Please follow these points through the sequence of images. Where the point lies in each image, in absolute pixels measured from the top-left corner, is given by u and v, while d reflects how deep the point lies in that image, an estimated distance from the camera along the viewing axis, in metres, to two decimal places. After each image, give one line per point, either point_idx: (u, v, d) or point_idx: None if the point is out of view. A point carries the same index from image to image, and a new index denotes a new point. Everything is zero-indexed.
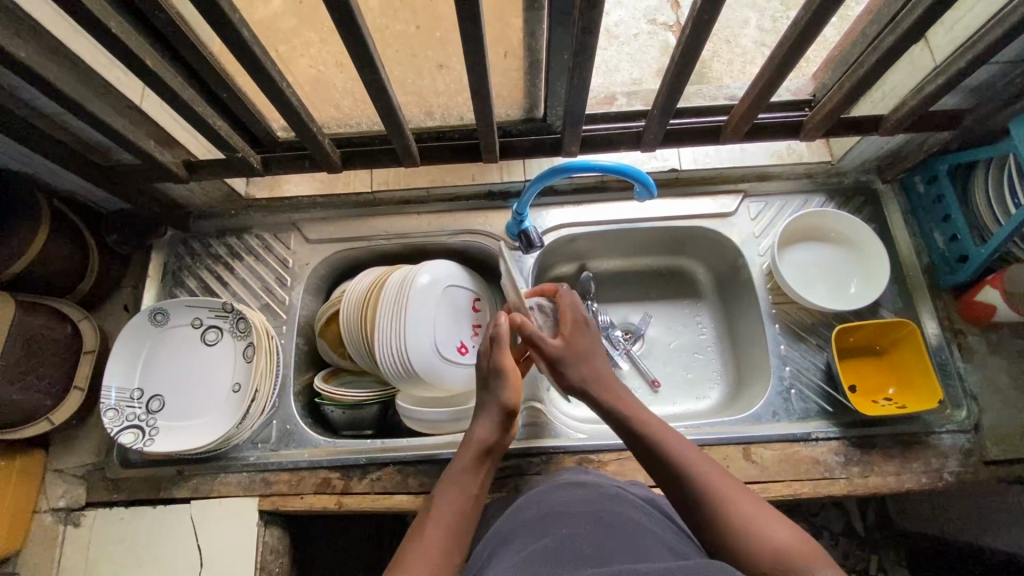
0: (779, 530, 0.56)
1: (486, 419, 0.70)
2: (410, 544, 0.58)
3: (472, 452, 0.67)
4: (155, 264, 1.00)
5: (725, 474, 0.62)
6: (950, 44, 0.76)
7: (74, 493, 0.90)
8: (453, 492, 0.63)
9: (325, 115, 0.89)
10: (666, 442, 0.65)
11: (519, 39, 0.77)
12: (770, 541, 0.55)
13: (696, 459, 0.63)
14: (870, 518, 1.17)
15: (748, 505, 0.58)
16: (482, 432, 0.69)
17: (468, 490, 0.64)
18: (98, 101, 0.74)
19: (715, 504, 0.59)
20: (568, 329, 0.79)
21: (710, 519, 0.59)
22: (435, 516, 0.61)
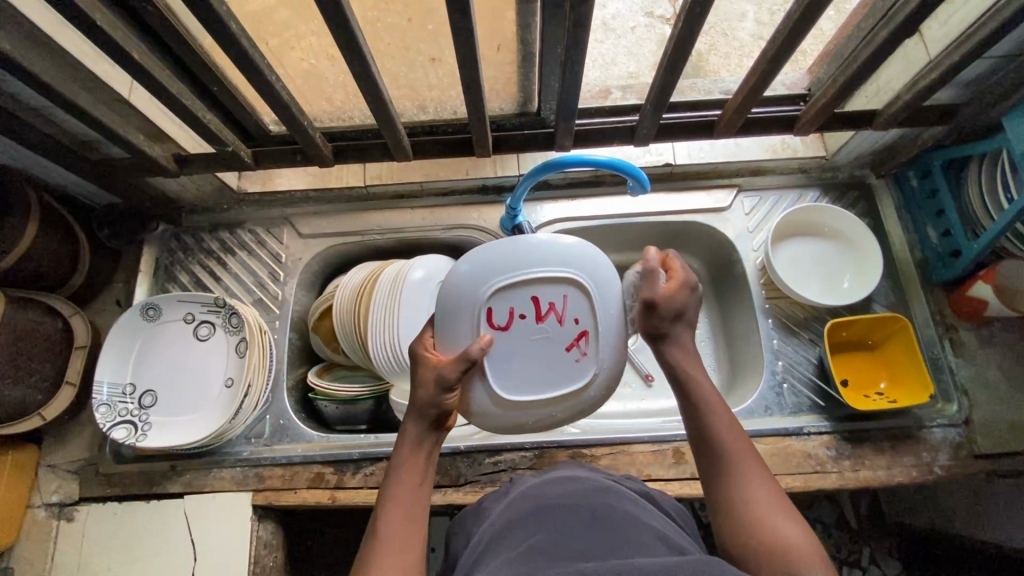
0: (785, 526, 0.54)
1: (415, 413, 0.62)
2: (369, 553, 0.54)
3: (408, 448, 0.61)
4: (147, 259, 1.00)
5: (759, 462, 0.59)
6: (945, 38, 0.75)
7: (67, 488, 0.91)
8: (395, 496, 0.58)
9: (317, 108, 0.88)
10: (712, 413, 0.62)
11: (513, 32, 0.77)
12: (773, 536, 0.53)
13: (735, 439, 0.60)
14: (862, 511, 1.16)
15: (768, 497, 0.56)
16: (413, 426, 0.61)
17: (415, 492, 0.59)
18: (86, 96, 0.73)
19: (736, 486, 0.58)
20: (676, 287, 0.64)
21: (726, 497, 0.58)
22: (387, 519, 0.57)
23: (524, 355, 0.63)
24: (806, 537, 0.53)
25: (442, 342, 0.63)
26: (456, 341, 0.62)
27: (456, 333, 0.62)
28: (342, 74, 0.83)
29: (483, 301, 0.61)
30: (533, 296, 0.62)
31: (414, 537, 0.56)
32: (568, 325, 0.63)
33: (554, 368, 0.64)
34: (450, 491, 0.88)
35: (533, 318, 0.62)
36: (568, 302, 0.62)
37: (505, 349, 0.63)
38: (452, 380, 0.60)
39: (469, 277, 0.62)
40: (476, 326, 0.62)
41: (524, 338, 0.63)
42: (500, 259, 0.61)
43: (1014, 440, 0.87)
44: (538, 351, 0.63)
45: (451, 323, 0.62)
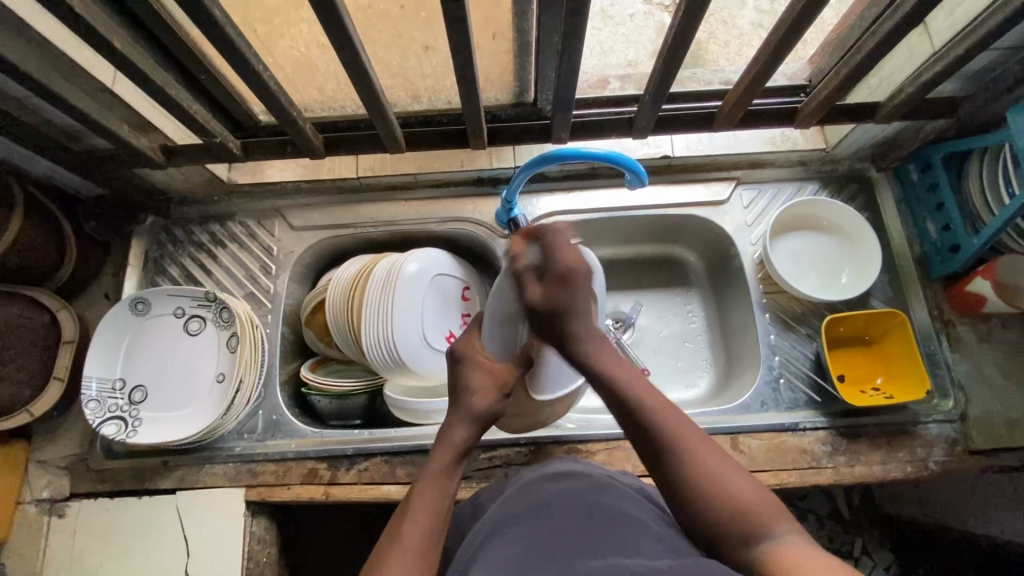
0: (739, 483, 0.53)
1: (465, 420, 0.62)
2: (387, 553, 0.52)
3: (447, 454, 0.60)
4: (136, 251, 0.98)
5: (692, 425, 0.58)
6: (950, 29, 0.74)
7: (58, 484, 0.90)
8: (427, 499, 0.56)
9: (307, 98, 0.86)
10: (631, 387, 0.60)
11: (509, 20, 0.74)
12: (732, 497, 0.52)
13: (661, 410, 0.58)
14: (855, 503, 1.16)
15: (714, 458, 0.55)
16: (458, 433, 0.62)
17: (439, 500, 0.57)
18: (67, 84, 0.71)
19: (679, 463, 0.55)
20: (546, 288, 0.62)
21: (674, 475, 0.55)
22: (412, 520, 0.54)
23: (547, 354, 0.76)
24: (759, 489, 0.53)
25: (494, 345, 0.70)
26: (507, 345, 0.70)
27: (506, 334, 0.70)
28: (334, 64, 0.80)
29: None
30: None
31: (435, 545, 0.54)
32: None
33: (568, 368, 0.78)
34: None
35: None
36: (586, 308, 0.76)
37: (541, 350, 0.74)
38: (511, 383, 0.66)
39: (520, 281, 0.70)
40: (525, 329, 0.71)
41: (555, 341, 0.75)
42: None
43: (1009, 436, 0.87)
44: (561, 350, 0.76)
45: (501, 326, 0.70)
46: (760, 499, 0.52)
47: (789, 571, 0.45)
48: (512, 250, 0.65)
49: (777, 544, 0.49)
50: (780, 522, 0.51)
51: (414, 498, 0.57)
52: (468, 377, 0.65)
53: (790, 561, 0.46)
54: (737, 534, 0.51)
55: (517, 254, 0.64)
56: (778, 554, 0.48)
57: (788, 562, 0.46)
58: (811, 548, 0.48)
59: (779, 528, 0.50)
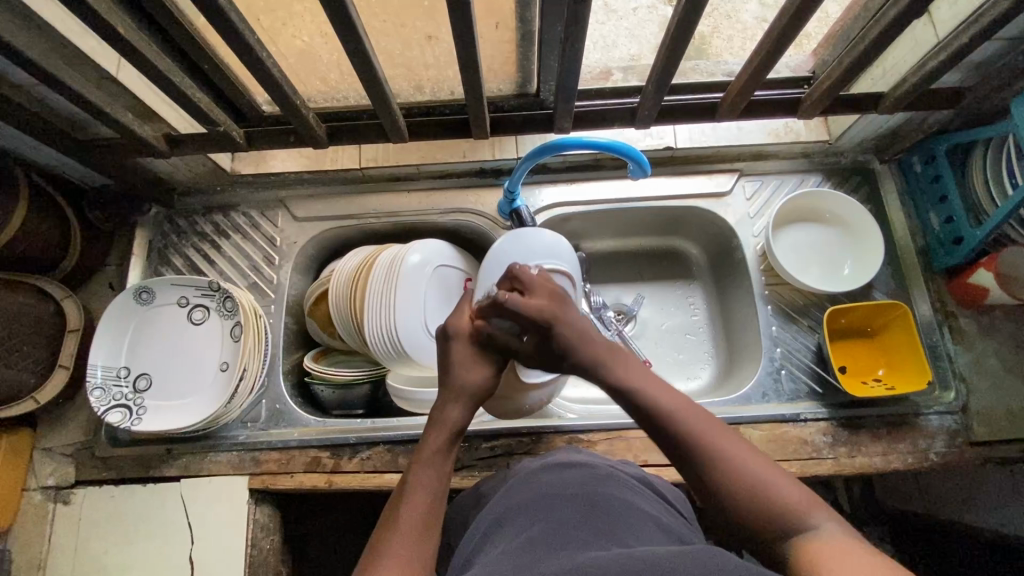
0: (775, 480, 0.53)
1: (458, 399, 0.65)
2: (385, 530, 0.53)
3: (442, 436, 0.62)
4: (141, 242, 0.99)
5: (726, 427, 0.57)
6: (954, 18, 0.73)
7: (63, 472, 0.90)
8: (427, 477, 0.58)
9: (310, 88, 0.86)
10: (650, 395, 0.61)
11: (511, 9, 0.74)
12: (771, 497, 0.51)
13: (689, 417, 0.58)
14: (854, 495, 1.19)
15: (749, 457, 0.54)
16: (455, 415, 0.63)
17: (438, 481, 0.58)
18: (72, 72, 0.71)
19: (710, 463, 0.55)
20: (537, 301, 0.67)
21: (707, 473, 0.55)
22: (411, 501, 0.55)
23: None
24: (797, 485, 0.52)
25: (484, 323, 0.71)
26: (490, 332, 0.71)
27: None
28: (337, 53, 0.80)
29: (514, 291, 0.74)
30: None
31: (433, 535, 0.54)
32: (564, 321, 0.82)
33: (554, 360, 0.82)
34: None
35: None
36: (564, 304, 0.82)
37: None
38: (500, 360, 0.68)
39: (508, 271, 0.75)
40: None
41: None
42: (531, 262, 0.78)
43: (1010, 427, 0.87)
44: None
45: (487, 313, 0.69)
46: (800, 498, 0.51)
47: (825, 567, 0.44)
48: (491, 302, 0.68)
49: (816, 540, 0.48)
50: (825, 521, 0.49)
51: (412, 479, 0.58)
52: (459, 354, 0.68)
53: (829, 556, 0.46)
54: (778, 533, 0.50)
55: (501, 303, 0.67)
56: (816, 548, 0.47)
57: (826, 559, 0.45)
58: (852, 541, 0.47)
59: (819, 521, 0.49)
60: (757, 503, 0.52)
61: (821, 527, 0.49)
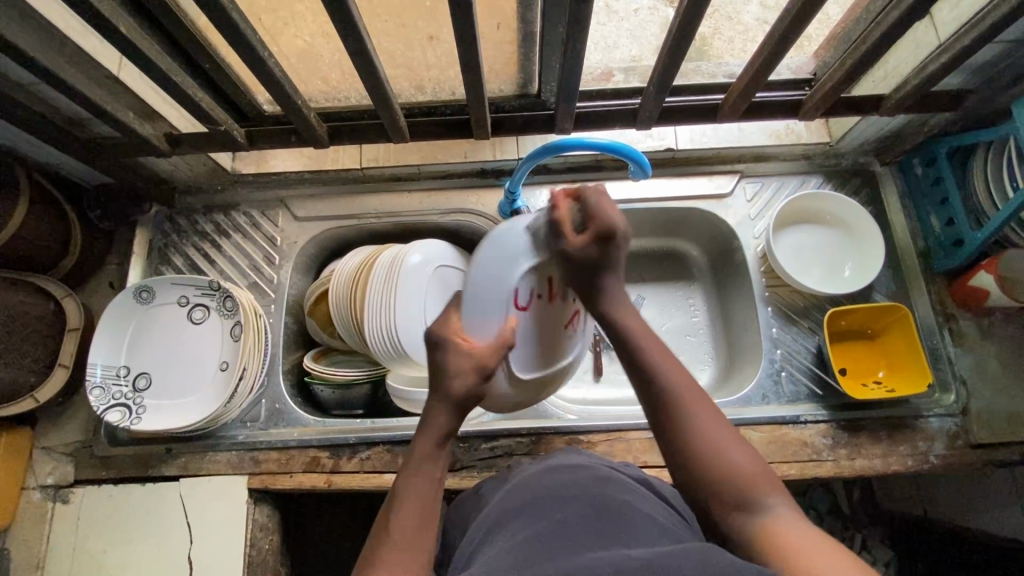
0: (740, 456, 0.53)
1: (445, 405, 0.58)
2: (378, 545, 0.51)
3: (431, 440, 0.57)
4: (141, 241, 0.99)
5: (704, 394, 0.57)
6: (955, 21, 0.73)
7: (62, 471, 0.90)
8: (415, 487, 0.54)
9: (311, 88, 0.86)
10: (637, 339, 0.59)
11: (513, 11, 0.74)
12: (727, 465, 0.52)
13: (669, 366, 0.57)
14: (855, 498, 1.16)
15: (721, 431, 0.54)
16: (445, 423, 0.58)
17: (427, 490, 0.55)
18: (73, 71, 0.71)
19: (679, 416, 0.55)
20: (589, 237, 0.60)
21: (678, 438, 0.55)
22: (401, 513, 0.53)
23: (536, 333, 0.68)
24: (756, 460, 0.54)
25: (472, 326, 0.61)
26: (486, 325, 0.61)
27: (489, 317, 0.61)
28: (338, 53, 0.80)
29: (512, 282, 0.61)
30: (547, 277, 0.65)
31: (425, 541, 0.52)
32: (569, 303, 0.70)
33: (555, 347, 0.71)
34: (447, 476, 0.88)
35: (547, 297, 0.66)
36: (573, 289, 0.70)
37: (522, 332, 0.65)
38: (492, 366, 0.59)
39: (502, 257, 0.61)
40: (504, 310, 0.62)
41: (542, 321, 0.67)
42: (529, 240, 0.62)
43: (1010, 430, 0.87)
44: (546, 327, 0.69)
45: (482, 305, 0.61)
46: (756, 471, 0.52)
47: (785, 550, 0.46)
48: (554, 203, 0.61)
49: (770, 518, 0.50)
50: (776, 498, 0.51)
51: (401, 487, 0.55)
52: (445, 360, 0.59)
53: (787, 538, 0.47)
54: (727, 497, 0.52)
55: (561, 207, 0.60)
56: (776, 531, 0.48)
57: (784, 541, 0.47)
58: (807, 525, 0.49)
59: (775, 503, 0.51)
60: (712, 464, 0.53)
61: (778, 508, 0.50)
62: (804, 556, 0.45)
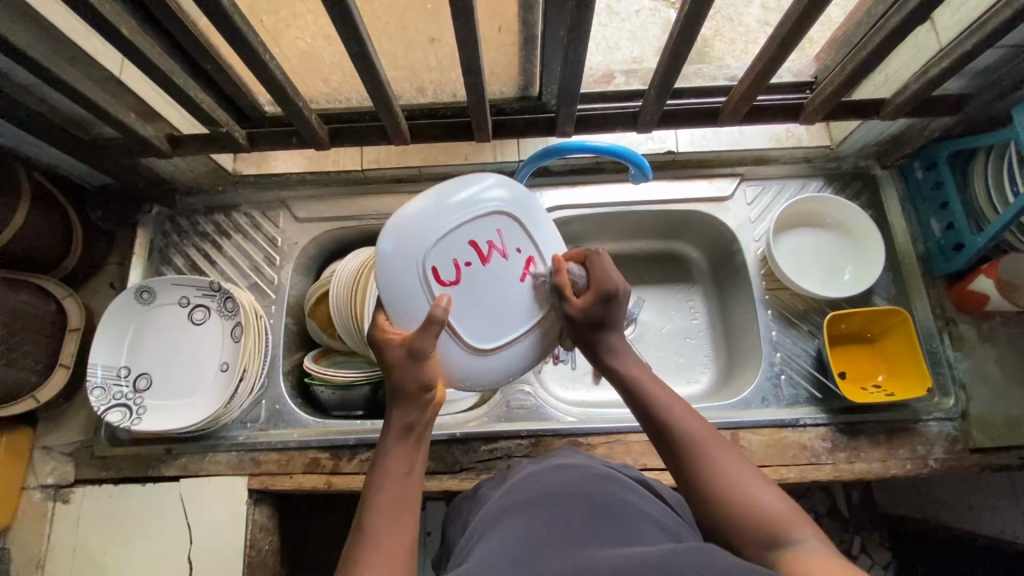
0: (763, 494, 0.53)
1: (398, 396, 0.58)
2: (362, 527, 0.52)
3: (394, 432, 0.58)
4: (142, 241, 0.99)
5: (723, 441, 0.58)
6: (956, 25, 0.73)
7: (62, 471, 0.90)
8: (390, 473, 0.55)
9: (313, 89, 0.86)
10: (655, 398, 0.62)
11: (515, 14, 0.74)
12: (754, 508, 0.52)
13: (690, 422, 0.59)
14: (855, 501, 1.15)
15: (742, 472, 0.55)
16: (410, 412, 0.58)
17: (403, 477, 0.55)
18: (75, 72, 0.71)
19: (700, 467, 0.56)
20: (592, 298, 0.66)
21: (699, 482, 0.56)
22: (381, 497, 0.54)
23: (481, 298, 0.64)
24: (786, 501, 0.53)
25: (399, 317, 0.62)
26: (411, 313, 0.62)
27: (412, 303, 0.62)
28: (340, 55, 0.80)
29: (425, 260, 0.61)
30: (470, 241, 0.63)
31: (409, 522, 0.53)
32: (510, 260, 0.66)
33: (510, 310, 0.66)
34: (446, 477, 0.88)
35: (477, 262, 0.64)
36: (503, 236, 0.65)
37: (458, 304, 0.63)
38: (429, 352, 0.58)
39: (404, 243, 0.61)
40: (427, 287, 0.61)
41: (477, 284, 0.64)
42: (421, 218, 0.61)
43: (1009, 434, 0.87)
44: (483, 290, 0.64)
45: (402, 291, 0.61)
46: (785, 511, 0.51)
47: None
48: (558, 267, 0.67)
49: (797, 551, 0.48)
50: (806, 533, 0.49)
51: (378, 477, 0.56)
52: (385, 354, 0.60)
53: (808, 566, 0.46)
54: (759, 540, 0.51)
55: (564, 271, 0.67)
56: (797, 561, 0.47)
57: (802, 570, 0.46)
58: (830, 554, 0.47)
59: (804, 536, 0.49)
60: (741, 510, 0.52)
61: (806, 543, 0.48)
62: None
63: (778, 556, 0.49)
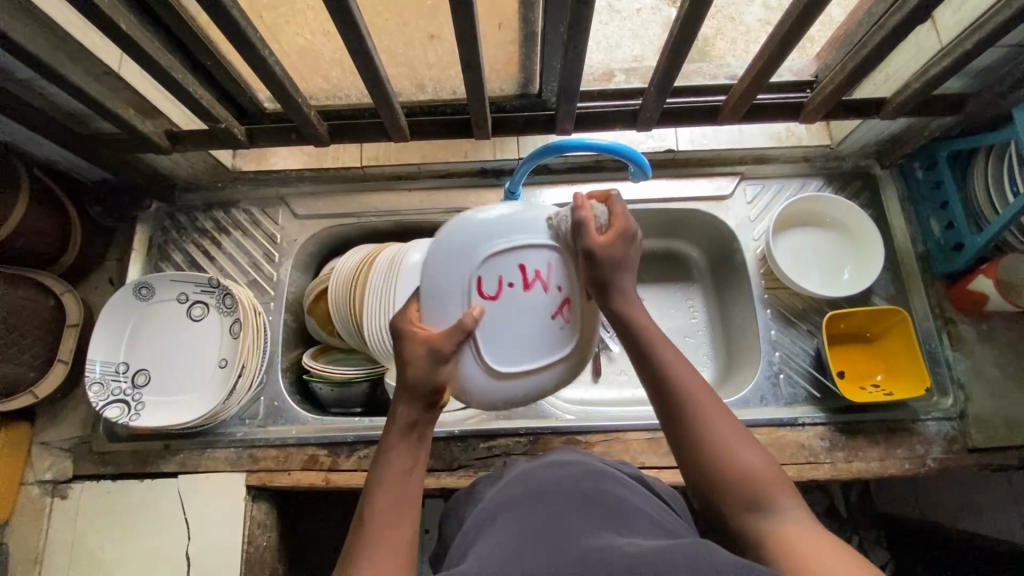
0: (750, 456, 0.54)
1: (405, 395, 0.57)
2: (361, 526, 0.52)
3: (397, 430, 0.56)
4: (141, 237, 0.99)
5: (719, 401, 0.57)
6: (957, 25, 0.73)
7: (61, 466, 0.90)
8: (391, 473, 0.55)
9: (312, 86, 0.86)
10: (651, 340, 0.59)
11: (515, 11, 0.74)
12: (741, 470, 0.52)
13: (685, 373, 0.58)
14: (853, 501, 1.16)
15: (730, 431, 0.55)
16: (415, 410, 0.57)
17: (404, 476, 0.55)
18: (74, 67, 0.71)
19: (692, 423, 0.56)
20: (611, 237, 0.58)
21: (690, 438, 0.55)
22: (380, 497, 0.53)
23: (514, 328, 0.58)
24: (771, 464, 0.53)
25: (430, 315, 0.59)
26: (443, 315, 0.58)
27: (446, 303, 0.58)
28: (339, 51, 0.80)
29: (471, 266, 0.58)
30: (518, 264, 0.58)
31: (410, 521, 0.53)
32: (556, 292, 0.59)
33: (539, 340, 0.59)
34: (445, 475, 0.88)
35: (520, 287, 0.58)
36: (552, 269, 0.59)
37: (490, 322, 0.58)
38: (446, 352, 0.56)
39: (454, 245, 0.58)
40: (465, 295, 0.58)
41: (515, 308, 0.58)
42: (478, 228, 0.58)
43: (1008, 434, 0.87)
44: (520, 316, 0.58)
45: (443, 291, 0.58)
46: (771, 475, 0.52)
47: (789, 553, 0.46)
48: (580, 203, 0.57)
49: (779, 521, 0.49)
50: (789, 502, 0.51)
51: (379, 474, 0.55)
52: (403, 350, 0.57)
53: (794, 541, 0.47)
54: (743, 502, 0.51)
55: (588, 208, 0.57)
56: (782, 533, 0.48)
57: (788, 544, 0.47)
58: (813, 529, 0.48)
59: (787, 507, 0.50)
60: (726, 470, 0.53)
61: (789, 512, 0.50)
62: (801, 559, 0.45)
63: (761, 523, 0.50)
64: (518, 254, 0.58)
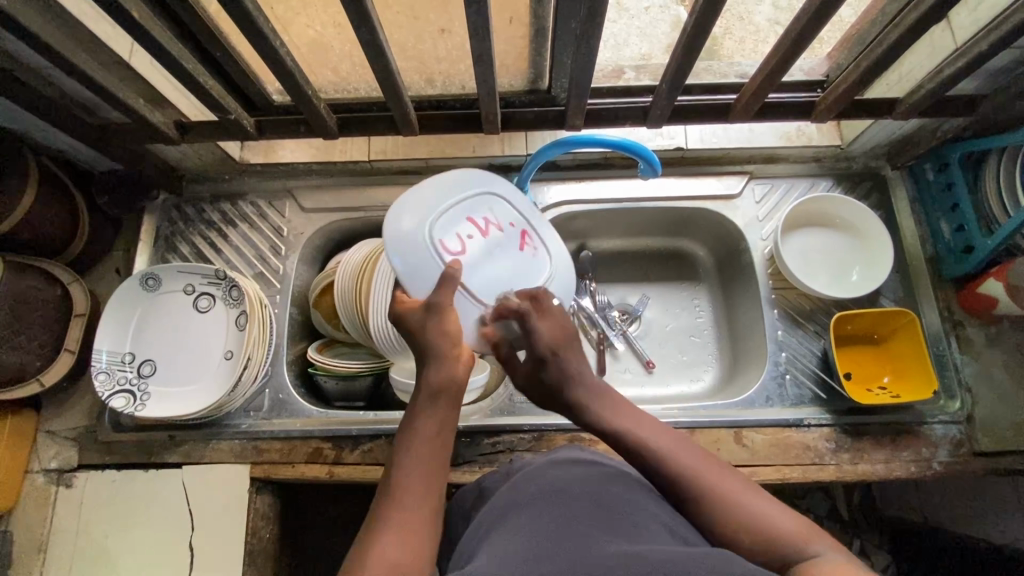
0: (775, 515, 0.53)
1: (431, 361, 0.62)
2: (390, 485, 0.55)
3: (424, 397, 0.61)
4: (148, 228, 0.99)
5: (728, 472, 0.58)
6: (973, 25, 0.73)
7: (66, 455, 0.91)
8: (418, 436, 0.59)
9: (322, 78, 0.85)
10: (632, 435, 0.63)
11: (525, 6, 0.73)
12: (765, 526, 0.52)
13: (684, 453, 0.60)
14: (854, 503, 1.15)
15: (742, 493, 0.56)
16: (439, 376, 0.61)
17: (429, 440, 0.59)
18: (86, 57, 0.72)
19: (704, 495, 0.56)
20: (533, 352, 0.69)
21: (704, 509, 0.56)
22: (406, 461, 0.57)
23: (491, 266, 0.71)
24: (796, 519, 0.53)
25: (413, 288, 0.68)
26: (424, 281, 0.68)
27: (422, 272, 0.68)
28: (349, 44, 0.80)
29: (431, 235, 0.69)
30: (468, 218, 0.72)
31: (435, 485, 0.56)
32: (507, 232, 0.74)
33: (514, 271, 0.73)
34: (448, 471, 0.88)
35: (479, 234, 0.72)
36: (494, 212, 0.74)
37: (470, 270, 0.70)
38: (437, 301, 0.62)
39: (405, 224, 0.69)
40: (437, 257, 0.69)
41: (484, 253, 0.72)
42: (419, 205, 0.70)
43: (1016, 439, 0.87)
44: (493, 259, 0.72)
45: (415, 263, 0.68)
46: (798, 527, 0.52)
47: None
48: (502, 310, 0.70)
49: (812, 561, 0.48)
50: (822, 548, 0.50)
51: (408, 439, 0.59)
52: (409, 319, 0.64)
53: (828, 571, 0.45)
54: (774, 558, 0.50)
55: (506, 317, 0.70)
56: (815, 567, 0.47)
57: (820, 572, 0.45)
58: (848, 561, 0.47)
59: (820, 550, 0.49)
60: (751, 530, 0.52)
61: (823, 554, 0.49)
62: None
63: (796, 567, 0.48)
64: (468, 208, 0.73)
